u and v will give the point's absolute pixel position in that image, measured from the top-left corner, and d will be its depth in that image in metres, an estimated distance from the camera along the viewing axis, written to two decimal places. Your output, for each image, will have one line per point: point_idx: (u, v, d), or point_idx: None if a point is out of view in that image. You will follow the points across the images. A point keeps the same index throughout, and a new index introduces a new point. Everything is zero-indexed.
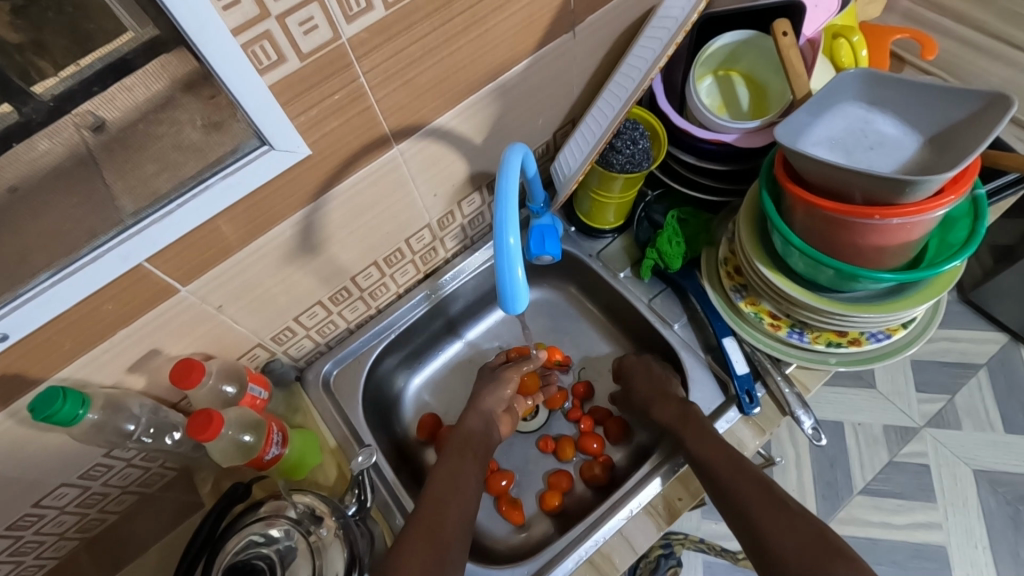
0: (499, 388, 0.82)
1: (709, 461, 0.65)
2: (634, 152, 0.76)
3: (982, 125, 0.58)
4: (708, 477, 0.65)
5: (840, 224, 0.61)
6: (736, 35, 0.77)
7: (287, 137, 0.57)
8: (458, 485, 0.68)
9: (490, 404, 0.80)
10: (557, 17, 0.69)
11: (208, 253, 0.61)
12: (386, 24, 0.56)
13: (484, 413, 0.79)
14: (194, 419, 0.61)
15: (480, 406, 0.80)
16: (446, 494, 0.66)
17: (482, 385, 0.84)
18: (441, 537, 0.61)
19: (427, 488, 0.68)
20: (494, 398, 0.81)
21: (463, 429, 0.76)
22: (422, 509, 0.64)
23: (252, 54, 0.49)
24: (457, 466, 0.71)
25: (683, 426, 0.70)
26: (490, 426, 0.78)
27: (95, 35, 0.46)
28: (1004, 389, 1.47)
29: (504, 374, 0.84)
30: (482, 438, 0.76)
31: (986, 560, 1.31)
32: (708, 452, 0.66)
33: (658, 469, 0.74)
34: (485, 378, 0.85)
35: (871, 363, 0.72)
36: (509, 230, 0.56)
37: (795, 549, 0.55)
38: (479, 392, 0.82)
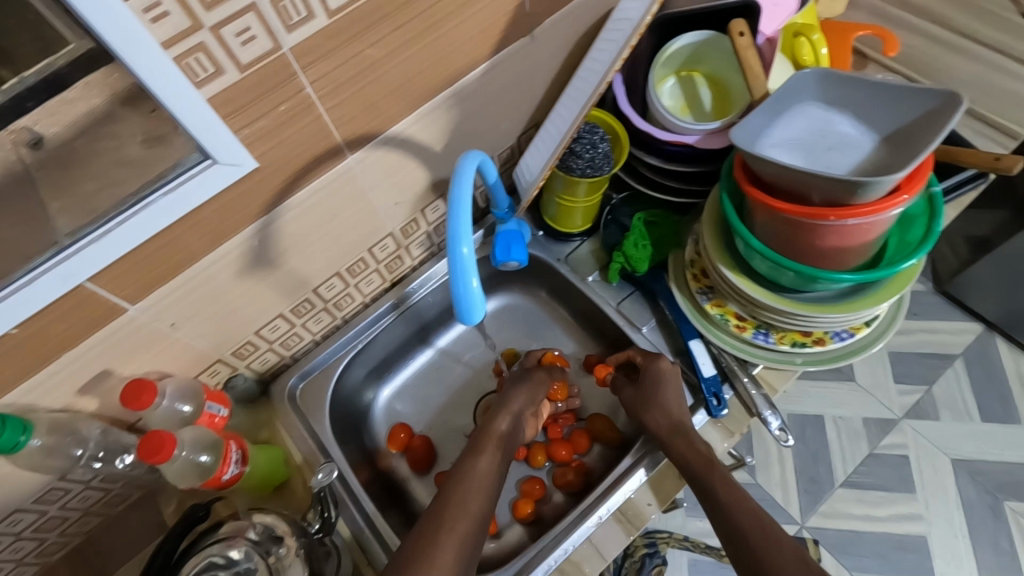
0: (530, 391, 0.80)
1: (735, 516, 0.59)
2: (593, 157, 0.76)
3: (935, 123, 0.57)
4: (734, 539, 0.59)
5: (799, 226, 0.60)
6: (695, 36, 0.77)
7: (231, 151, 0.55)
8: (480, 481, 0.66)
9: (521, 405, 0.77)
10: (512, 21, 0.68)
11: (157, 269, 0.59)
12: (330, 33, 0.54)
13: (515, 413, 0.76)
14: (145, 442, 0.60)
15: (512, 407, 0.77)
16: (465, 495, 0.64)
17: (515, 386, 0.80)
18: (445, 537, 0.60)
19: (447, 488, 0.65)
20: (523, 400, 0.78)
21: (490, 429, 0.73)
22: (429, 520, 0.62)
23: (186, 67, 0.47)
24: (480, 462, 0.68)
25: (709, 460, 0.65)
26: (518, 426, 0.76)
27: (35, 46, 0.44)
28: (981, 379, 1.48)
29: (535, 377, 0.82)
30: (510, 439, 0.73)
31: (966, 548, 1.32)
32: (738, 508, 0.60)
33: (640, 461, 0.74)
34: (519, 381, 0.82)
35: (836, 363, 0.72)
36: (462, 240, 0.56)
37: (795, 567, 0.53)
38: (510, 392, 0.80)
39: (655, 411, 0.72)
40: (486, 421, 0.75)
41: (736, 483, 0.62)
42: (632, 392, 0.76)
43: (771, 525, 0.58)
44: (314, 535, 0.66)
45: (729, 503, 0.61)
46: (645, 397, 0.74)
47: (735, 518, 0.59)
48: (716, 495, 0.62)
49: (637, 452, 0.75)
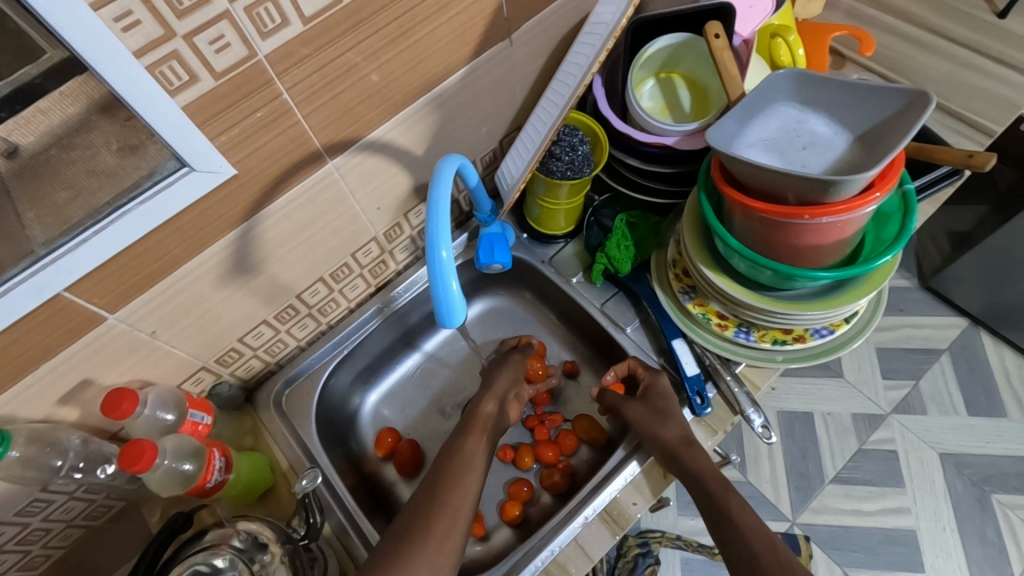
0: (510, 373, 0.81)
1: (750, 542, 0.58)
2: (573, 159, 0.77)
3: (905, 122, 0.58)
4: (748, 564, 0.57)
5: (775, 225, 0.61)
6: (672, 38, 0.77)
7: (208, 158, 0.55)
8: (470, 457, 0.67)
9: (505, 388, 0.78)
10: (490, 25, 0.69)
11: (136, 278, 0.59)
12: (305, 39, 0.54)
13: (500, 397, 0.77)
14: (127, 450, 0.60)
15: (497, 390, 0.77)
16: (457, 470, 0.65)
17: (496, 374, 0.81)
18: (441, 519, 0.60)
19: (438, 465, 0.67)
20: (506, 382, 0.79)
21: (478, 412, 0.73)
22: (424, 498, 0.63)
23: (159, 75, 0.48)
24: (468, 439, 0.69)
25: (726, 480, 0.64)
26: (503, 409, 0.76)
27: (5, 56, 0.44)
28: (965, 372, 1.50)
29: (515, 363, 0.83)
30: (497, 421, 0.74)
31: (954, 541, 1.33)
32: (754, 536, 0.58)
33: (634, 452, 0.75)
34: (497, 370, 0.82)
35: (817, 359, 0.73)
36: (441, 243, 0.56)
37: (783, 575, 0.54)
38: (494, 376, 0.80)
39: (670, 424, 0.71)
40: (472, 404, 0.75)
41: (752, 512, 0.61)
42: (639, 407, 0.74)
43: (785, 556, 0.57)
44: (299, 542, 0.67)
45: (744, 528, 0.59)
46: (654, 413, 0.72)
47: (749, 545, 0.58)
48: (732, 520, 0.60)
49: (629, 443, 0.76)
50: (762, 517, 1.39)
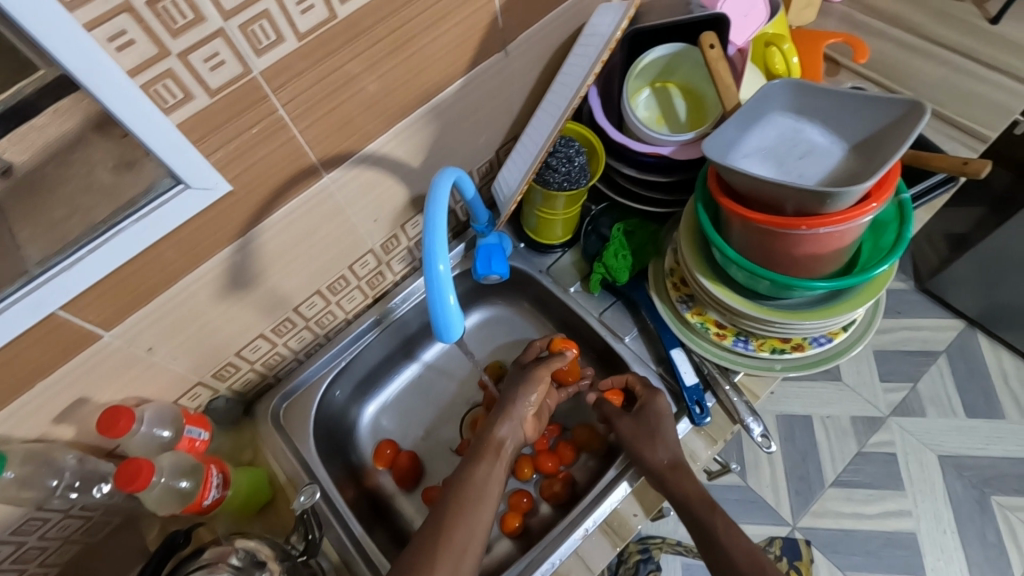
0: (530, 392, 0.74)
1: (743, 571, 0.59)
2: (569, 171, 0.76)
3: (902, 132, 0.59)
4: None
5: (773, 236, 0.61)
6: (667, 49, 0.77)
7: (203, 175, 0.55)
8: (485, 486, 0.66)
9: (521, 409, 0.73)
10: (485, 37, 0.69)
11: (132, 294, 0.59)
12: (300, 55, 0.54)
13: (515, 419, 0.72)
14: (122, 470, 0.60)
15: (512, 412, 0.73)
16: (467, 496, 0.65)
17: (514, 390, 0.75)
18: (441, 550, 0.61)
19: (452, 486, 0.66)
20: (524, 402, 0.74)
21: (492, 434, 0.70)
22: (434, 524, 0.63)
23: (153, 94, 0.47)
24: (481, 467, 0.67)
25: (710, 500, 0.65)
26: (518, 433, 0.72)
27: None
28: (963, 374, 1.50)
29: (538, 376, 0.76)
30: (509, 446, 0.71)
31: (954, 544, 1.33)
32: (744, 559, 0.60)
33: (624, 472, 0.74)
34: (516, 384, 0.77)
35: (816, 367, 0.73)
36: (439, 257, 0.56)
37: None
38: (510, 395, 0.75)
39: (658, 446, 0.70)
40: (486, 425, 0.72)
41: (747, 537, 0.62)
42: (631, 421, 0.74)
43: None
44: (298, 558, 0.66)
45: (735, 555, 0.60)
46: (645, 431, 0.72)
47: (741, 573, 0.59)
48: (724, 547, 0.61)
49: (620, 464, 0.75)
50: (763, 522, 1.39)
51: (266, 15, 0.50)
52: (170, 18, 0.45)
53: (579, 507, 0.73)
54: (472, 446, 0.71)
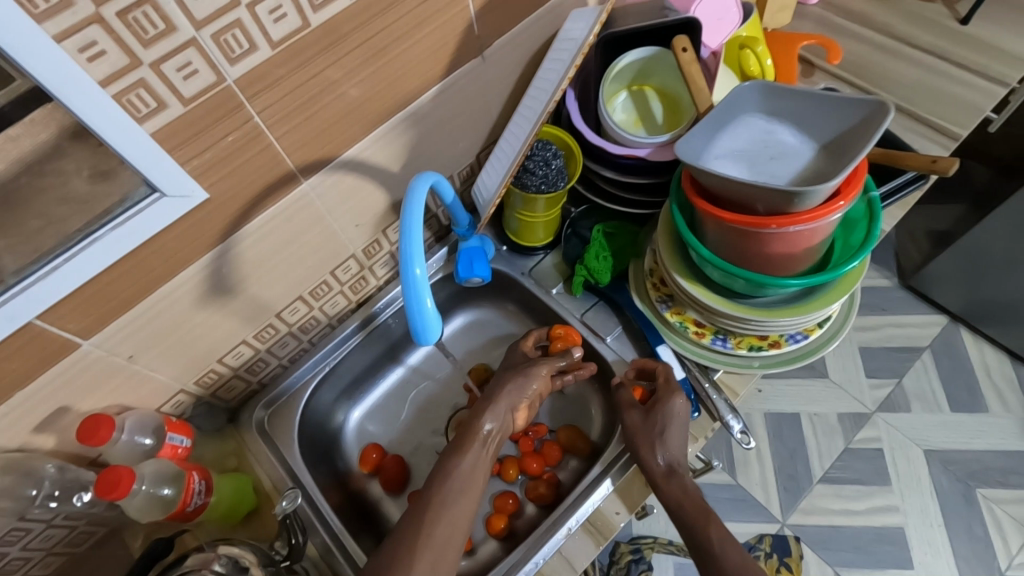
0: (521, 384, 0.75)
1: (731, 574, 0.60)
2: (546, 175, 0.78)
3: (867, 131, 0.60)
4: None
5: (745, 235, 0.62)
6: (642, 52, 0.79)
7: (179, 183, 0.55)
8: (469, 479, 0.67)
9: (510, 399, 0.74)
10: (461, 43, 0.70)
11: (110, 303, 0.59)
12: (274, 63, 0.55)
13: (504, 410, 0.73)
14: (103, 477, 0.60)
15: (501, 402, 0.73)
16: (449, 488, 0.65)
17: (503, 380, 0.76)
18: (423, 553, 0.61)
19: (431, 484, 0.66)
20: (514, 394, 0.74)
21: (479, 423, 0.71)
22: (411, 519, 0.63)
23: (126, 104, 0.48)
24: (465, 458, 0.68)
25: (705, 508, 0.65)
26: (505, 422, 0.73)
27: None
28: (947, 369, 1.53)
29: (532, 369, 0.76)
30: (497, 437, 0.72)
31: (942, 537, 1.35)
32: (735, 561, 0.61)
33: (610, 468, 0.75)
34: (507, 374, 0.77)
35: (807, 357, 0.74)
36: (415, 261, 0.57)
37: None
38: (502, 384, 0.75)
39: (660, 446, 0.69)
40: (476, 412, 0.73)
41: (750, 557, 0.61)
42: (640, 417, 0.72)
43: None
44: (281, 563, 0.66)
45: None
46: (652, 430, 0.71)
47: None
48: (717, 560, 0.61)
49: (605, 460, 0.76)
50: (753, 520, 1.40)
51: (238, 25, 0.50)
52: (140, 29, 0.46)
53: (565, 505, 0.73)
54: (458, 433, 0.72)
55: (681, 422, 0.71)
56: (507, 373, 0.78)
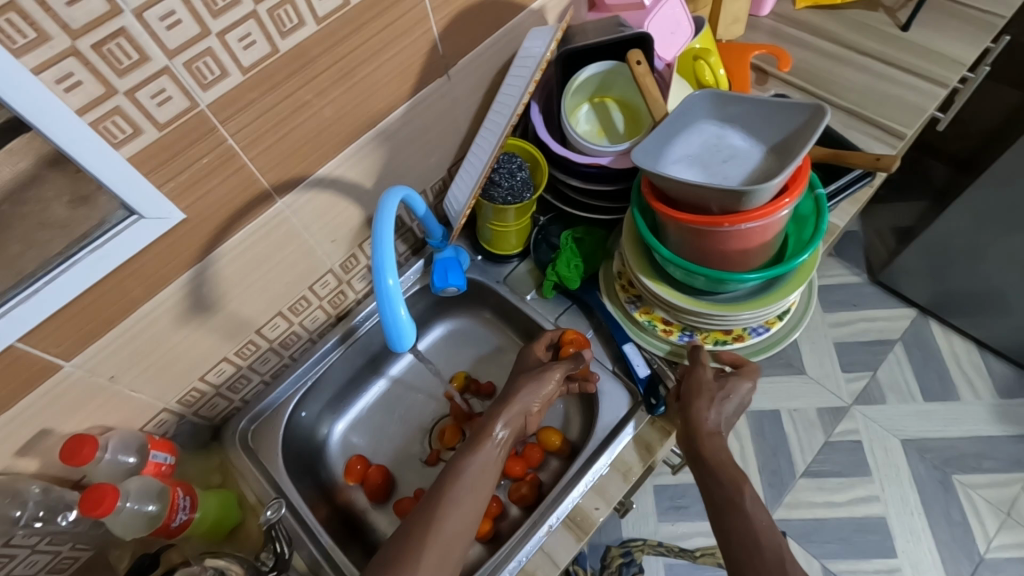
0: (535, 390, 0.75)
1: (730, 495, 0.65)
2: (513, 185, 0.81)
3: (809, 132, 0.64)
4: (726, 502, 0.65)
5: (702, 234, 0.66)
6: (599, 66, 0.82)
7: (155, 205, 0.57)
8: (477, 479, 0.68)
9: (517, 408, 0.74)
10: (426, 63, 0.73)
11: (91, 324, 0.60)
12: (245, 88, 0.58)
13: (513, 414, 0.73)
14: (88, 495, 0.61)
15: (513, 406, 0.74)
16: (457, 490, 0.67)
17: (520, 381, 0.76)
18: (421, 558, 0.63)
19: (434, 492, 0.68)
20: (520, 406, 0.74)
21: (489, 424, 0.72)
22: (402, 528, 0.66)
23: (104, 131, 0.50)
24: (478, 456, 0.69)
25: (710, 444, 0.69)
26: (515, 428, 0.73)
27: None
28: (920, 361, 1.58)
29: (546, 373, 0.76)
30: (509, 441, 0.73)
31: (922, 524, 1.38)
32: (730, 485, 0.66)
33: (633, 414, 0.81)
34: (523, 375, 0.77)
35: (778, 346, 0.78)
36: (387, 271, 0.60)
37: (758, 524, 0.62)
38: (514, 388, 0.75)
39: (710, 406, 0.71)
40: (487, 413, 0.74)
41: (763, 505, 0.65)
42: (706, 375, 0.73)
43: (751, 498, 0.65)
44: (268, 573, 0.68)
45: (743, 527, 0.63)
46: (714, 391, 0.72)
47: (732, 535, 0.63)
48: (720, 483, 0.66)
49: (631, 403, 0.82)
50: None
51: (209, 53, 0.53)
52: (115, 59, 0.48)
53: (570, 478, 0.77)
54: (472, 430, 0.73)
55: (734, 400, 0.72)
56: (521, 376, 0.77)
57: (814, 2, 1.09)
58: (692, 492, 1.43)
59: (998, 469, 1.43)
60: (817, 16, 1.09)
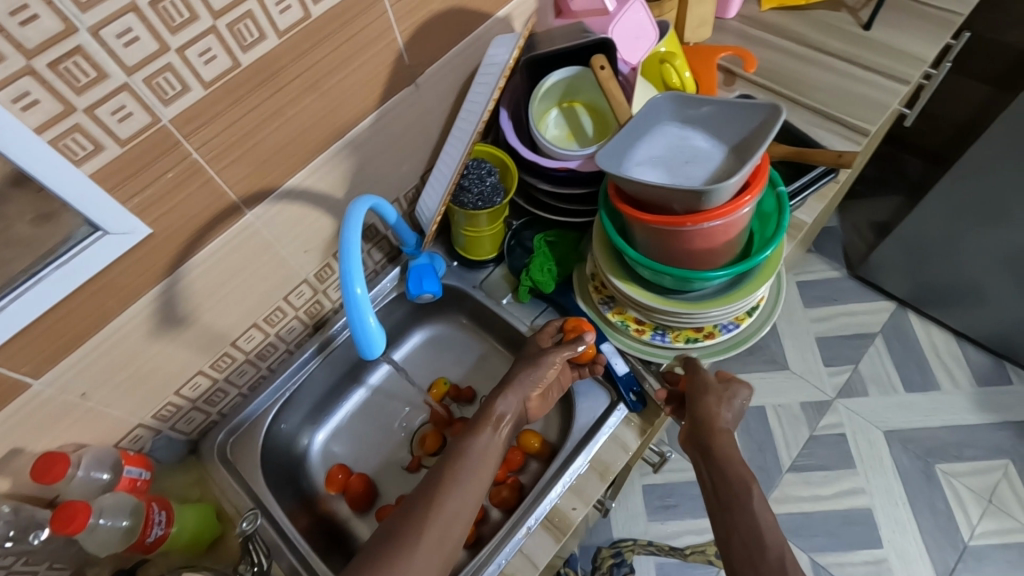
0: (535, 375, 0.77)
1: (734, 492, 0.66)
2: (482, 191, 0.83)
3: (766, 132, 0.66)
4: (732, 498, 0.66)
5: (667, 234, 0.67)
6: (565, 72, 0.84)
7: (120, 220, 0.57)
8: (481, 458, 0.70)
9: (512, 397, 0.75)
10: (393, 73, 0.74)
11: (59, 341, 0.60)
12: (209, 102, 0.58)
13: (518, 396, 0.76)
14: (58, 514, 0.61)
15: (515, 390, 0.76)
16: (459, 471, 0.68)
17: (518, 367, 0.78)
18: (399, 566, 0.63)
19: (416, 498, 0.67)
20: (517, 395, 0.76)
21: (492, 408, 0.74)
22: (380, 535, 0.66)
23: (63, 148, 0.51)
24: (479, 438, 0.71)
25: (717, 441, 0.70)
26: (519, 412, 0.76)
27: None
28: (900, 352, 1.60)
29: (547, 357, 0.77)
30: (512, 424, 0.75)
31: (907, 514, 1.40)
32: (737, 482, 0.66)
33: (617, 401, 0.82)
34: (522, 361, 0.79)
35: (745, 344, 0.79)
36: (354, 281, 0.61)
37: (763, 523, 0.62)
38: (514, 372, 0.78)
39: (719, 403, 0.73)
40: (488, 398, 0.76)
41: (766, 506, 0.65)
42: (705, 381, 0.75)
43: (757, 497, 0.65)
44: None
45: (745, 526, 0.63)
46: (715, 393, 0.74)
47: (732, 536, 0.63)
48: (727, 478, 0.67)
49: (614, 394, 0.83)
50: None
51: (169, 68, 0.54)
52: (73, 77, 0.48)
53: (558, 470, 0.78)
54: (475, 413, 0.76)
55: (737, 402, 0.74)
56: (521, 362, 0.79)
57: (779, 4, 1.12)
58: (680, 490, 1.44)
59: (979, 458, 1.45)
60: (782, 17, 1.11)
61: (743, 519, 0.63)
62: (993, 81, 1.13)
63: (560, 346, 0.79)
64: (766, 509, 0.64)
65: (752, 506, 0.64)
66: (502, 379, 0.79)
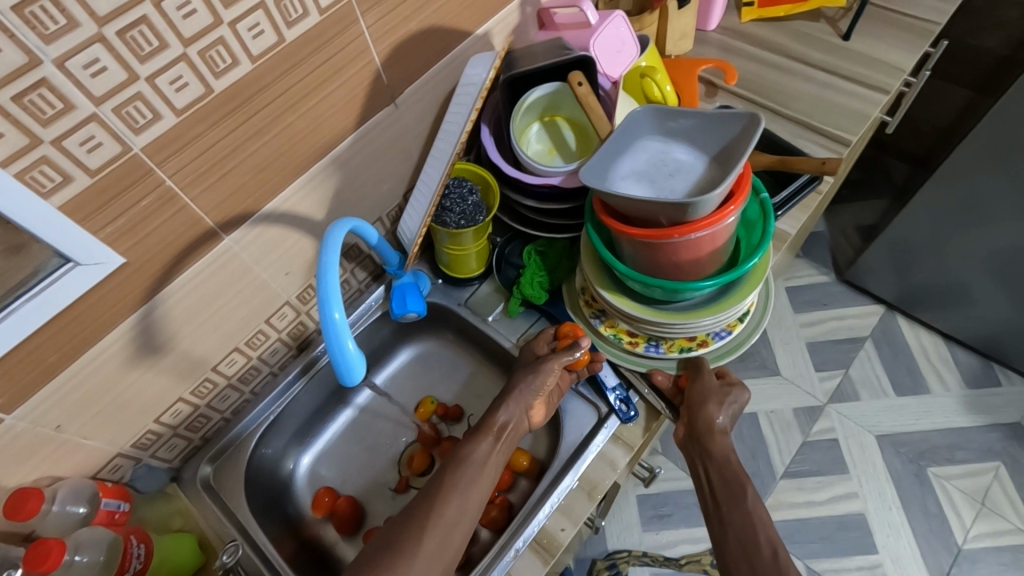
0: (535, 385, 0.77)
1: (731, 493, 0.70)
2: (464, 210, 0.83)
3: (745, 140, 0.66)
4: (730, 495, 0.70)
5: (654, 247, 0.67)
6: (546, 87, 0.83)
7: (90, 251, 0.56)
8: (481, 469, 0.72)
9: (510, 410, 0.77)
10: (371, 93, 0.73)
11: (31, 374, 0.59)
12: (183, 128, 0.57)
13: (515, 402, 0.77)
14: (32, 551, 0.60)
15: (513, 399, 0.77)
16: (456, 479, 0.70)
17: (518, 376, 0.79)
18: None
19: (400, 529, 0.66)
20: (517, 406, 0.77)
21: (492, 418, 0.76)
22: (364, 562, 0.65)
23: (30, 180, 0.50)
24: (479, 446, 0.74)
25: (715, 445, 0.73)
26: (521, 420, 0.78)
27: None
28: (889, 356, 1.60)
29: (545, 365, 0.78)
30: (512, 433, 0.77)
31: (901, 518, 1.40)
32: (734, 481, 0.70)
33: (608, 416, 0.81)
34: (520, 370, 0.80)
35: (741, 348, 0.79)
36: (333, 305, 0.60)
37: (756, 517, 0.67)
38: (513, 382, 0.79)
39: (717, 410, 0.75)
40: (488, 411, 0.78)
41: (760, 504, 0.69)
42: (709, 386, 0.77)
43: (750, 496, 0.69)
44: None
45: (740, 525, 0.67)
46: (717, 397, 0.76)
47: (727, 531, 0.68)
48: (724, 477, 0.71)
49: (608, 407, 0.82)
50: None
51: (139, 97, 0.53)
52: (38, 110, 0.48)
53: (551, 485, 0.77)
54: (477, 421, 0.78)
55: (733, 406, 0.77)
56: (518, 371, 0.80)
57: (759, 15, 1.12)
58: (674, 499, 1.43)
59: (970, 460, 1.46)
60: (763, 28, 1.12)
61: (735, 517, 0.68)
62: (973, 86, 1.13)
63: (552, 355, 0.79)
64: (761, 509, 0.68)
65: (748, 504, 0.68)
66: (502, 391, 0.80)
